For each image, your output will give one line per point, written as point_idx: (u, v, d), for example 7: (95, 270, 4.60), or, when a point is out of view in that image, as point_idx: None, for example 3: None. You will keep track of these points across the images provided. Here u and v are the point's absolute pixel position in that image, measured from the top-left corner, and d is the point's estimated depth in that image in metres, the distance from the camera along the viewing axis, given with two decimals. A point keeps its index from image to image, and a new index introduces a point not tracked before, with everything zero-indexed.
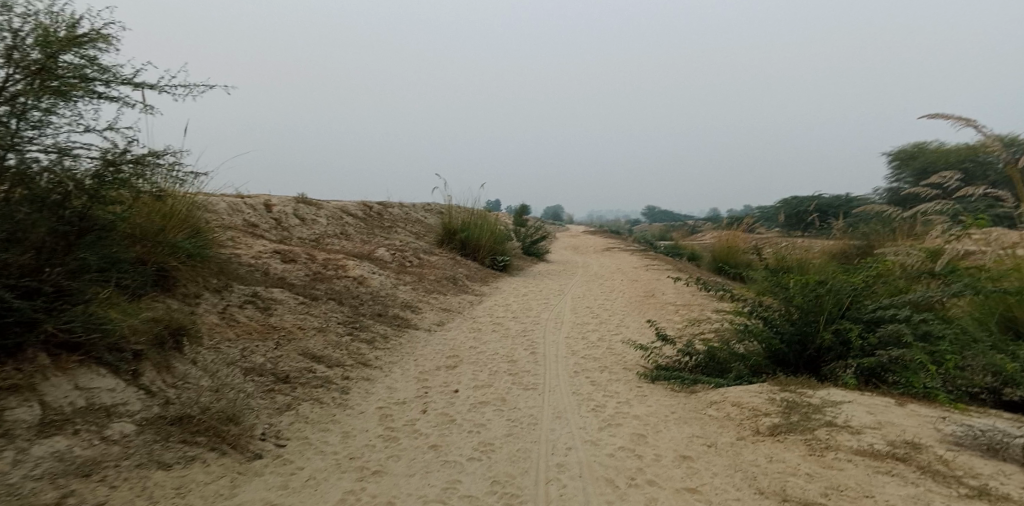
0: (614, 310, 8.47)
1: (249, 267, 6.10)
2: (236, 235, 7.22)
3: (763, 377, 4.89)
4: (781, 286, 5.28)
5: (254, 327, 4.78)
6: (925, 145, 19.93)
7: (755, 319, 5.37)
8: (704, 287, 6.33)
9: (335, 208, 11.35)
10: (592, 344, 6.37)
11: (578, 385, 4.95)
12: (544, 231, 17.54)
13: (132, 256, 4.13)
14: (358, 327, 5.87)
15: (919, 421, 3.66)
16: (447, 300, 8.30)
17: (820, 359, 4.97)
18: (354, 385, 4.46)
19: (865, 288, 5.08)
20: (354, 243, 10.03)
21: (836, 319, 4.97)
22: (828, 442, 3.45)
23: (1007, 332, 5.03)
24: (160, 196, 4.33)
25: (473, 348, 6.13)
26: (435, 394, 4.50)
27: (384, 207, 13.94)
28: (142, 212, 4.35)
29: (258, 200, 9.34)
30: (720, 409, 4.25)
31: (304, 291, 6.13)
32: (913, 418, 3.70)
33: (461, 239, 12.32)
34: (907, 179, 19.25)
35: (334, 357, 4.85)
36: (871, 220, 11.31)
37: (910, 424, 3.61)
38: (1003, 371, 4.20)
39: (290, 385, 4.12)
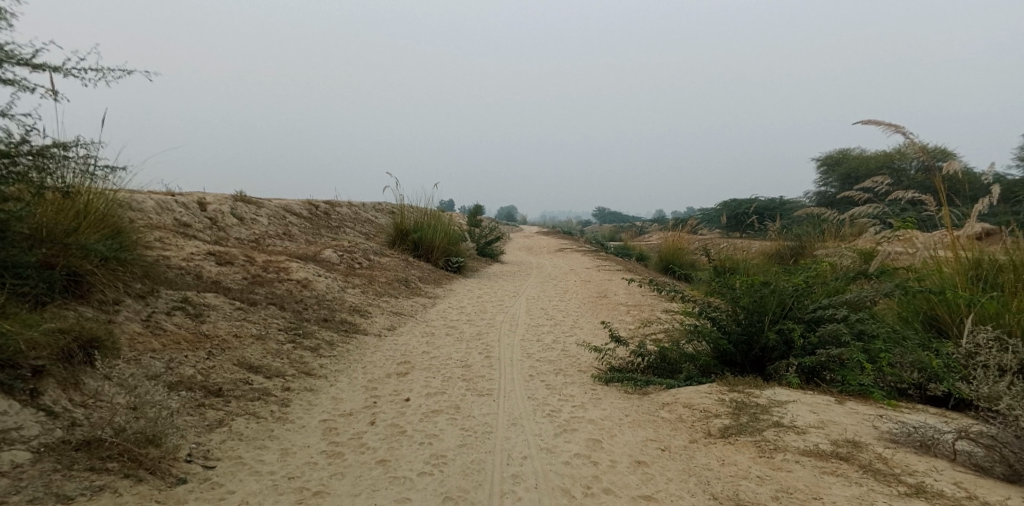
0: (568, 311, 8.41)
1: (180, 271, 5.68)
2: (166, 236, 6.75)
3: (712, 378, 4.87)
4: (728, 287, 5.29)
5: (184, 336, 4.43)
6: (852, 151, 21.09)
7: (704, 319, 5.37)
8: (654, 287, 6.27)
9: (278, 208, 10.86)
10: (548, 347, 6.26)
11: (533, 389, 4.81)
12: (497, 231, 17.40)
13: (30, 261, 3.78)
14: (302, 333, 5.56)
15: (858, 419, 3.69)
16: (398, 303, 8.03)
17: (765, 358, 4.98)
18: (295, 396, 4.18)
19: (807, 288, 5.15)
20: (298, 244, 9.60)
21: (780, 319, 5.00)
22: (776, 443, 3.43)
23: (931, 330, 5.10)
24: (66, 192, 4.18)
25: (425, 353, 5.92)
26: (383, 403, 4.27)
27: (332, 207, 13.46)
28: (46, 209, 4.18)
29: (192, 199, 8.80)
30: (673, 411, 4.21)
31: (241, 296, 5.77)
32: (854, 416, 3.74)
33: (413, 240, 12.02)
34: (836, 182, 20.33)
35: (274, 366, 4.55)
36: (804, 223, 11.78)
37: (851, 422, 3.64)
38: (929, 366, 4.27)
39: (223, 398, 3.82)
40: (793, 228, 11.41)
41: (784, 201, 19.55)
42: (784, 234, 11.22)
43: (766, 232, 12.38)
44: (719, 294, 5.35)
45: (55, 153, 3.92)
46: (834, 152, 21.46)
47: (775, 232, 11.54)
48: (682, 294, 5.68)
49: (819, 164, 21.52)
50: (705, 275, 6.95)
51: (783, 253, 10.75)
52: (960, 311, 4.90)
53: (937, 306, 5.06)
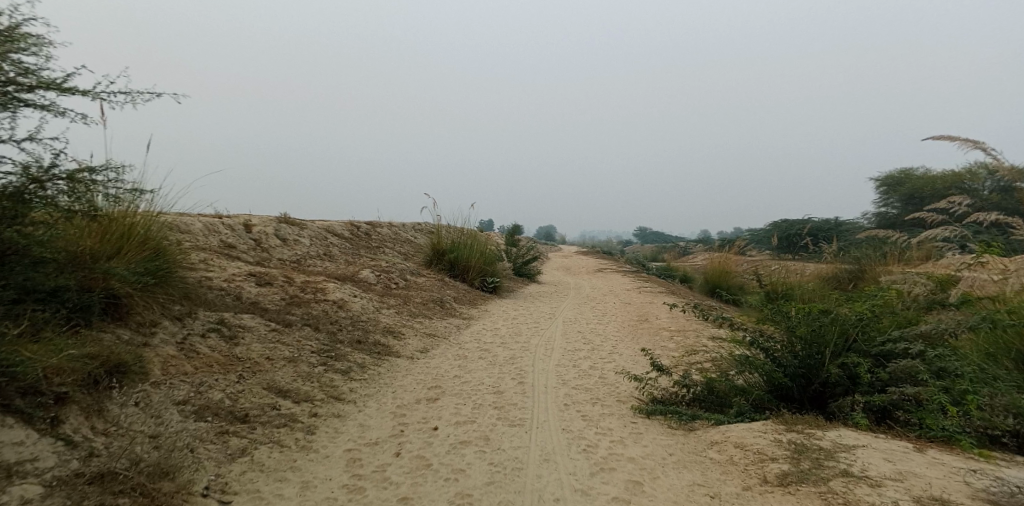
0: (607, 335, 8.13)
1: (219, 291, 5.73)
2: (210, 257, 6.87)
3: (767, 414, 4.53)
4: (783, 314, 4.99)
5: (216, 359, 4.41)
6: (913, 171, 20.17)
7: (755, 349, 5.04)
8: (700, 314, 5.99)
9: (319, 228, 11.02)
10: (584, 373, 6.01)
11: (569, 420, 4.58)
12: (536, 252, 17.24)
13: (63, 284, 3.84)
14: (334, 356, 5.49)
15: (943, 472, 3.31)
16: (432, 325, 7.93)
17: (826, 394, 4.62)
18: (322, 423, 4.08)
19: (872, 320, 4.79)
20: (337, 264, 9.68)
21: (843, 352, 4.66)
22: (846, 497, 3.10)
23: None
24: (96, 214, 4.24)
25: (456, 377, 5.77)
26: (411, 432, 4.12)
27: (373, 227, 13.60)
28: (80, 232, 4.25)
29: (237, 220, 8.99)
30: (723, 451, 3.91)
31: (277, 316, 5.76)
32: (937, 468, 3.36)
33: (451, 260, 11.96)
34: (896, 203, 19.37)
35: (303, 390, 4.48)
36: (863, 246, 11.18)
37: (934, 475, 3.27)
38: None
39: (248, 425, 3.75)
40: (849, 251, 10.85)
41: (838, 223, 18.75)
42: (840, 257, 10.67)
43: (821, 255, 11.81)
44: (772, 321, 5.06)
45: (86, 175, 3.98)
46: (893, 172, 20.56)
47: (830, 255, 11.00)
48: (730, 321, 5.37)
49: (876, 185, 20.63)
50: (754, 301, 6.59)
51: (840, 277, 10.22)
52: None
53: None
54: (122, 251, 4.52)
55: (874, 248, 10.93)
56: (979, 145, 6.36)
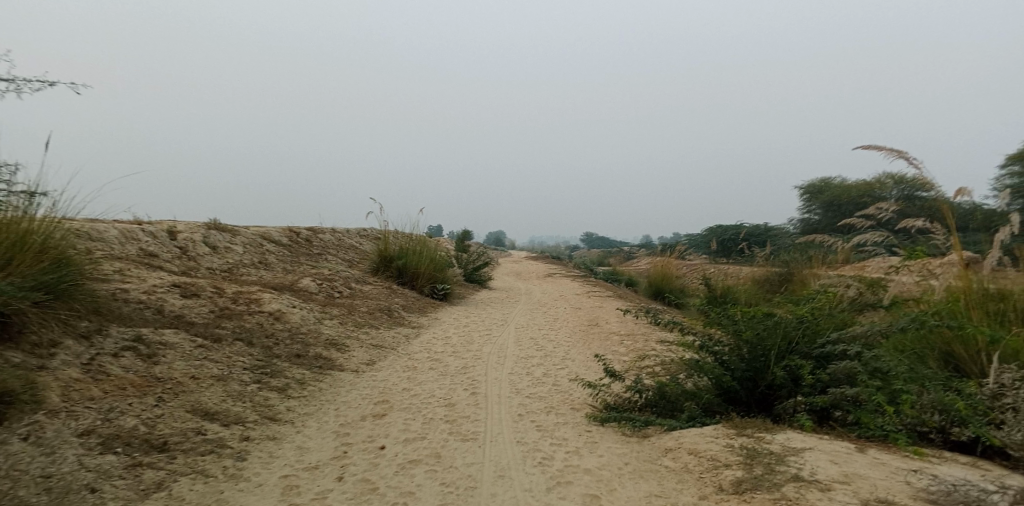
0: (560, 341, 7.99)
1: (138, 305, 5.23)
2: (127, 267, 6.32)
3: (718, 418, 4.47)
4: (729, 318, 4.98)
5: (131, 380, 3.97)
6: (834, 179, 21.34)
7: (704, 353, 5.00)
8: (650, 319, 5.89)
9: (255, 235, 10.42)
10: (538, 381, 5.84)
11: (523, 431, 4.38)
12: (485, 257, 17.03)
13: None
14: (270, 373, 5.10)
15: (886, 472, 3.31)
16: (379, 335, 7.57)
17: (773, 396, 4.62)
18: (255, 447, 3.72)
19: (814, 320, 4.79)
20: (274, 273, 9.16)
21: (786, 354, 4.67)
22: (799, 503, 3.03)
23: (947, 367, 4.78)
24: None
25: (406, 390, 5.47)
26: (355, 453, 3.82)
27: (314, 233, 13.03)
28: None
29: (159, 227, 8.35)
30: (677, 459, 3.80)
31: (205, 331, 5.32)
32: (881, 469, 3.35)
33: (398, 266, 11.58)
34: (818, 210, 20.41)
35: (233, 412, 4.10)
36: (792, 250, 11.61)
37: (878, 476, 3.26)
38: (954, 410, 3.92)
39: (166, 454, 3.36)
40: (780, 254, 11.21)
41: (768, 227, 19.55)
42: (773, 260, 11.00)
43: (754, 258, 12.20)
44: (718, 325, 5.04)
45: None
46: (816, 180, 21.69)
47: (763, 258, 11.33)
48: (680, 325, 5.31)
49: (801, 192, 21.72)
50: (701, 304, 6.61)
51: (772, 279, 10.52)
52: (977, 346, 4.63)
53: (952, 342, 4.79)
54: (15, 262, 4.00)
55: (803, 251, 11.35)
56: (902, 152, 6.59)
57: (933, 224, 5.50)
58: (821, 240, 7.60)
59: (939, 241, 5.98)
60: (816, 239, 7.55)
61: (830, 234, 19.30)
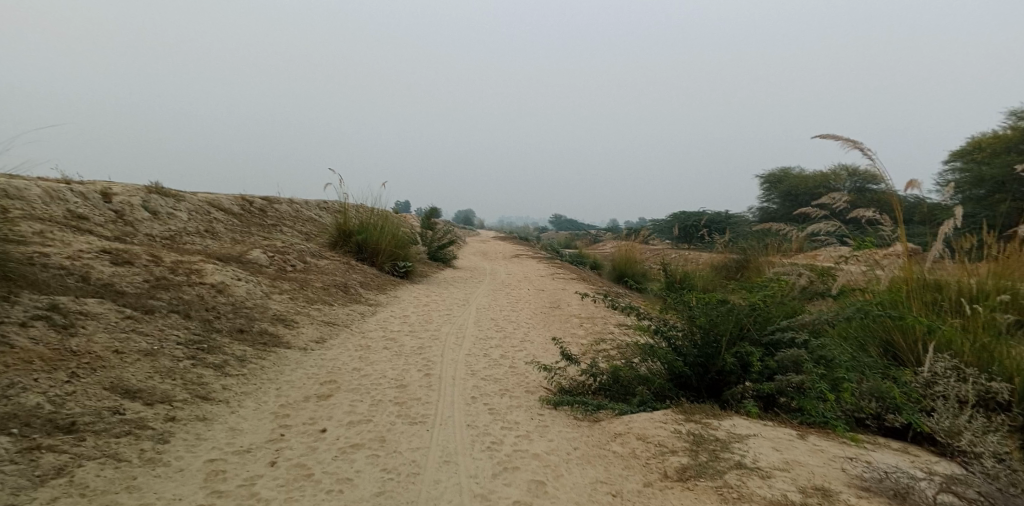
0: (520, 322, 7.84)
1: (58, 271, 5.03)
2: (49, 232, 5.98)
3: (668, 403, 4.35)
4: (683, 303, 4.85)
5: (41, 354, 3.82)
6: (793, 170, 21.75)
7: (659, 338, 4.87)
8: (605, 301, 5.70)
9: (202, 202, 9.93)
10: (495, 363, 5.67)
11: (474, 414, 4.20)
12: (450, 235, 16.75)
13: None
14: (206, 348, 4.93)
15: (826, 459, 3.26)
16: (332, 312, 7.28)
17: (721, 382, 4.53)
18: (180, 429, 3.59)
19: (766, 307, 4.67)
20: (221, 243, 8.73)
21: (737, 341, 4.56)
22: (740, 491, 2.96)
23: (885, 355, 4.76)
24: None
25: (355, 370, 5.23)
26: (292, 436, 3.64)
27: (269, 203, 12.56)
28: None
29: (92, 189, 7.85)
30: (625, 444, 3.69)
31: (135, 302, 5.12)
32: (820, 456, 3.29)
33: (358, 242, 11.21)
34: (776, 199, 20.77)
35: (159, 390, 3.98)
36: (751, 238, 11.69)
37: (817, 463, 3.20)
38: (891, 397, 3.92)
39: (74, 436, 3.20)
40: (739, 241, 11.27)
41: (728, 215, 19.81)
42: (732, 247, 11.03)
43: (713, 244, 12.26)
44: (673, 309, 4.90)
45: None
46: (776, 170, 22.09)
47: (721, 245, 11.36)
48: (637, 310, 5.17)
49: (761, 181, 22.08)
50: (660, 289, 6.51)
51: (729, 266, 10.55)
52: (915, 335, 4.63)
53: (892, 331, 4.78)
54: None
55: (760, 239, 11.45)
56: (860, 144, 6.47)
57: (883, 216, 5.42)
58: (778, 229, 7.53)
59: (887, 233, 5.95)
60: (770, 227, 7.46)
61: (787, 223, 19.72)
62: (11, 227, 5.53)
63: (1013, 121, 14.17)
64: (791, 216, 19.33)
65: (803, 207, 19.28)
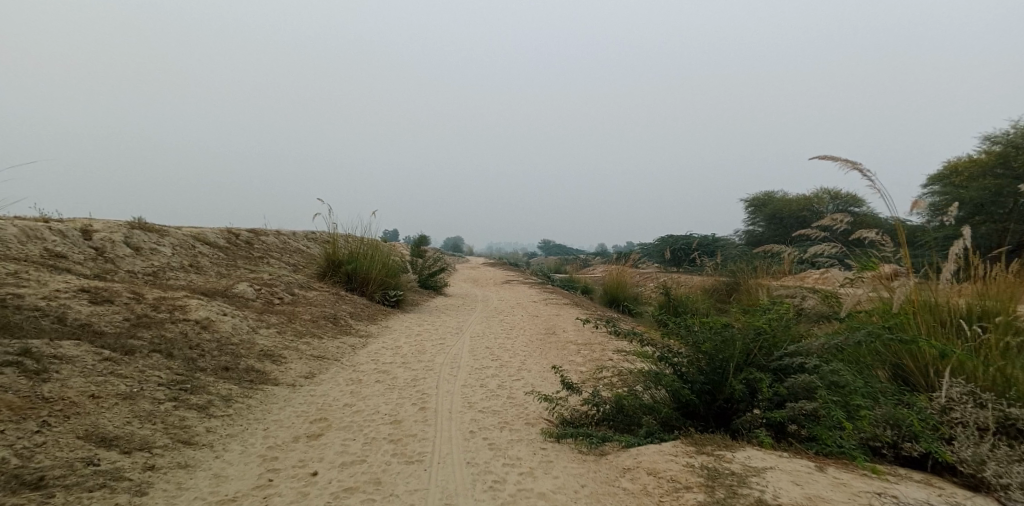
0: (516, 350, 7.64)
1: (34, 313, 4.81)
2: (26, 271, 5.77)
3: (676, 434, 4.17)
4: (687, 328, 4.72)
5: (10, 402, 3.60)
6: (777, 192, 22.00)
7: (664, 365, 4.72)
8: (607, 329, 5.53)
9: (187, 236, 9.73)
10: (492, 394, 5.48)
11: (474, 451, 4.00)
12: (441, 262, 16.58)
13: None
14: (190, 389, 4.71)
15: (850, 493, 3.09)
16: (322, 345, 7.06)
17: (730, 410, 4.38)
18: (159, 478, 3.38)
19: (773, 331, 4.54)
20: (206, 277, 8.53)
21: (745, 366, 4.41)
22: None
23: (896, 379, 4.69)
24: None
25: (347, 406, 5.02)
26: (281, 481, 3.43)
27: (256, 235, 12.38)
28: None
29: (73, 226, 7.66)
30: (635, 480, 3.50)
31: (115, 342, 4.91)
32: (843, 490, 3.11)
33: (347, 272, 11.02)
34: (761, 221, 20.89)
35: (138, 436, 3.77)
36: (742, 260, 11.67)
37: (840, 498, 3.03)
38: (910, 425, 3.79)
39: (42, 493, 2.97)
40: (728, 264, 11.21)
41: (715, 238, 19.88)
42: (720, 270, 10.97)
43: (704, 266, 12.22)
44: (677, 335, 4.76)
45: None
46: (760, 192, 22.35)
47: (711, 267, 11.30)
48: (639, 336, 5.03)
49: (747, 204, 22.31)
50: (659, 313, 6.37)
51: (719, 289, 10.47)
52: (925, 359, 4.52)
53: (901, 353, 4.67)
54: None
55: (749, 261, 11.41)
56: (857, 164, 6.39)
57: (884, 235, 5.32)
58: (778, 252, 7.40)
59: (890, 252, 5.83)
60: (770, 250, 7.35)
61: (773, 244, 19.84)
62: None
63: (988, 144, 14.46)
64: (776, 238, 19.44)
65: (789, 228, 19.46)
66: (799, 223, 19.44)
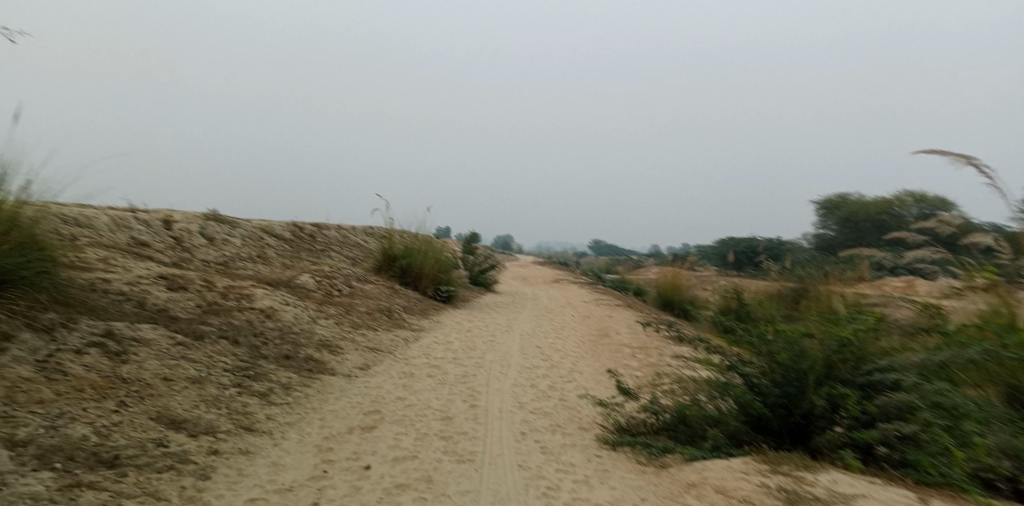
0: (567, 351, 7.55)
1: (117, 297, 5.11)
2: (113, 257, 6.15)
3: (745, 450, 3.95)
4: (760, 337, 4.56)
5: (92, 382, 3.84)
6: (851, 195, 20.89)
7: (732, 375, 4.54)
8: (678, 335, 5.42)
9: (255, 228, 10.14)
10: (543, 395, 5.43)
11: (526, 454, 3.95)
12: (493, 259, 16.66)
13: None
14: (253, 375, 4.88)
15: None
16: (376, 337, 7.18)
17: (807, 426, 4.12)
18: (222, 463, 3.51)
19: (859, 344, 4.30)
20: (271, 268, 8.85)
21: (825, 381, 4.12)
22: None
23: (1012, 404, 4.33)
24: None
25: (399, 400, 5.08)
26: (335, 473, 3.49)
27: (318, 228, 12.77)
28: None
29: (154, 216, 8.12)
30: (699, 496, 3.36)
31: (187, 327, 5.15)
32: None
33: (401, 266, 11.20)
34: (834, 226, 20.04)
35: (204, 420, 3.92)
36: (811, 265, 11.13)
37: None
38: None
39: (116, 471, 3.14)
40: (794, 268, 10.69)
41: (781, 241, 19.08)
42: (787, 274, 10.47)
43: (769, 270, 11.73)
44: (750, 345, 4.60)
45: None
46: (831, 195, 21.30)
47: (776, 272, 10.81)
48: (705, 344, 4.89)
49: (817, 207, 21.39)
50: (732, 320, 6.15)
51: (785, 294, 9.99)
52: None
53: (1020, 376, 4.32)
54: None
55: (819, 266, 10.83)
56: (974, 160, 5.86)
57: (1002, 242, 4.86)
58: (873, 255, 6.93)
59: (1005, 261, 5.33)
60: (865, 253, 6.89)
61: (850, 249, 18.92)
62: (76, 252, 5.71)
63: None
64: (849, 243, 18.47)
65: (862, 233, 18.50)
66: (876, 228, 18.39)
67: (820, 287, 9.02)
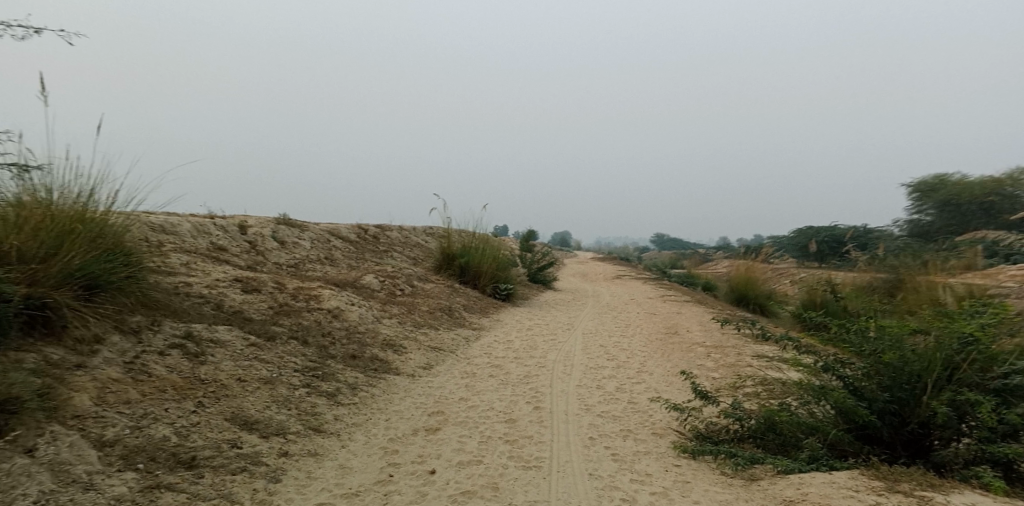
0: (634, 350, 7.29)
1: (198, 299, 5.31)
2: (194, 261, 6.42)
3: (850, 462, 3.56)
4: (861, 335, 4.18)
5: (173, 382, 3.96)
6: (948, 178, 19.26)
7: (830, 378, 4.19)
8: (766, 336, 5.08)
9: (323, 231, 10.41)
10: (610, 397, 5.22)
11: (597, 461, 3.77)
12: (553, 256, 16.47)
13: None
14: (321, 375, 4.93)
15: None
16: (438, 336, 7.17)
17: (925, 438, 3.71)
18: (292, 465, 3.53)
19: (989, 343, 3.75)
20: (339, 269, 9.05)
21: (945, 386, 3.69)
22: None
23: None
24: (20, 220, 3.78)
25: (463, 400, 5.00)
26: (401, 478, 3.44)
27: (382, 229, 13.01)
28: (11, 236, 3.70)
29: (230, 221, 8.47)
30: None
31: (259, 328, 5.27)
32: None
33: (461, 265, 11.22)
34: (930, 211, 18.84)
35: (274, 421, 3.97)
36: (902, 254, 10.33)
37: None
38: None
39: (193, 472, 3.21)
40: (886, 258, 9.88)
41: (867, 230, 17.84)
42: (877, 265, 9.68)
43: (854, 261, 11.00)
44: (849, 345, 4.23)
45: None
46: (925, 178, 19.73)
47: (864, 263, 10.02)
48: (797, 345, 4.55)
49: (908, 190, 20.08)
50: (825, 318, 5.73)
51: (877, 287, 9.23)
52: None
53: None
54: (67, 248, 3.94)
55: (916, 256, 9.95)
56: None
57: None
58: None
59: None
60: None
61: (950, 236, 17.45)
62: (160, 257, 5.98)
63: None
64: (955, 229, 17.85)
65: (968, 216, 17.67)
66: (983, 210, 17.48)
67: (919, 278, 8.25)
